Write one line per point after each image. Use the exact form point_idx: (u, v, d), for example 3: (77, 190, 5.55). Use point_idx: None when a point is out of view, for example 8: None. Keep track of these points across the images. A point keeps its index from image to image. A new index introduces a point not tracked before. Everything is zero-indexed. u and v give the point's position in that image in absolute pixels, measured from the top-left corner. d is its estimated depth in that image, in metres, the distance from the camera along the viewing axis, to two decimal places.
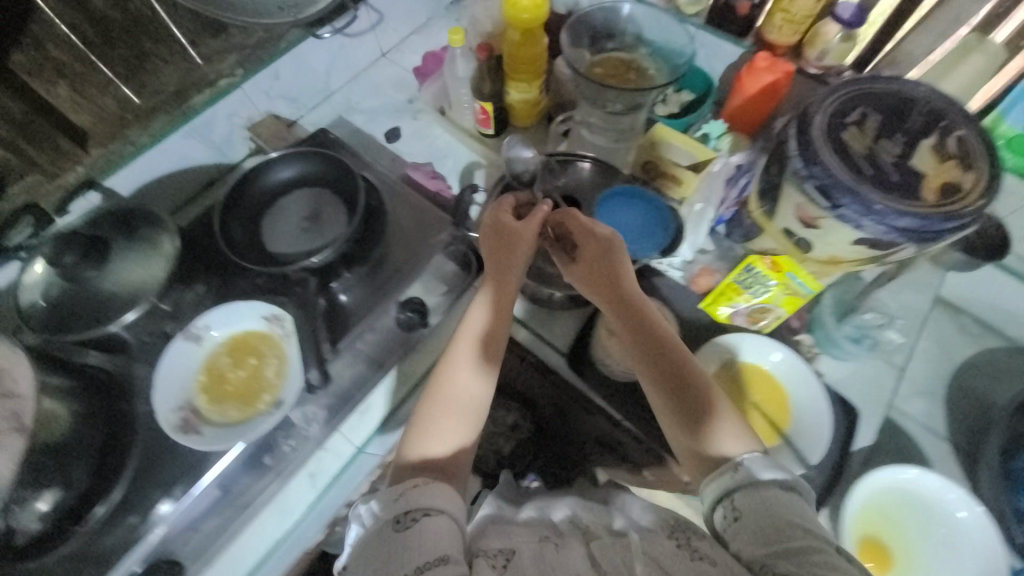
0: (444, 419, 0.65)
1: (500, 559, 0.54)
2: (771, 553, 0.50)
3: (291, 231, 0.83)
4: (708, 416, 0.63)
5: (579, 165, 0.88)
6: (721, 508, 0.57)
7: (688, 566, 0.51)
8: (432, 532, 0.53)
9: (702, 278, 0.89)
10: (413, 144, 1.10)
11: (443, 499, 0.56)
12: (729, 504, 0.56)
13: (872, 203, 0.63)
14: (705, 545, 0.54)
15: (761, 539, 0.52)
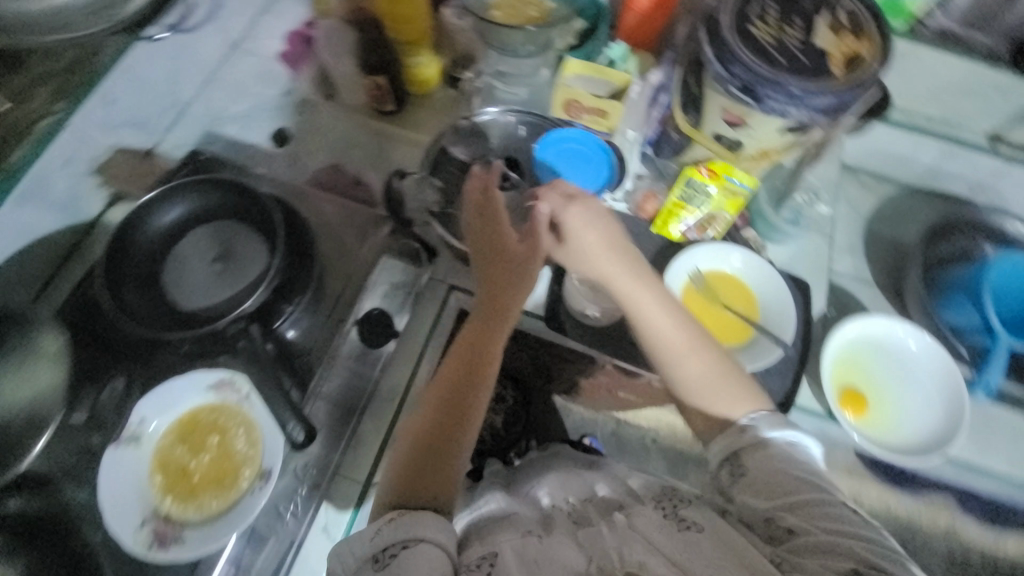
0: (435, 445, 0.61)
1: (484, 567, 0.54)
2: (784, 507, 0.54)
3: (203, 279, 0.69)
4: (723, 388, 0.64)
5: (501, 120, 0.81)
6: (726, 465, 0.60)
7: (679, 539, 0.53)
8: (414, 563, 0.50)
9: (647, 203, 0.90)
10: (304, 143, 0.95)
11: (429, 529, 0.53)
12: (735, 460, 0.60)
13: (793, 90, 0.66)
14: (691, 512, 0.56)
15: (768, 494, 0.55)
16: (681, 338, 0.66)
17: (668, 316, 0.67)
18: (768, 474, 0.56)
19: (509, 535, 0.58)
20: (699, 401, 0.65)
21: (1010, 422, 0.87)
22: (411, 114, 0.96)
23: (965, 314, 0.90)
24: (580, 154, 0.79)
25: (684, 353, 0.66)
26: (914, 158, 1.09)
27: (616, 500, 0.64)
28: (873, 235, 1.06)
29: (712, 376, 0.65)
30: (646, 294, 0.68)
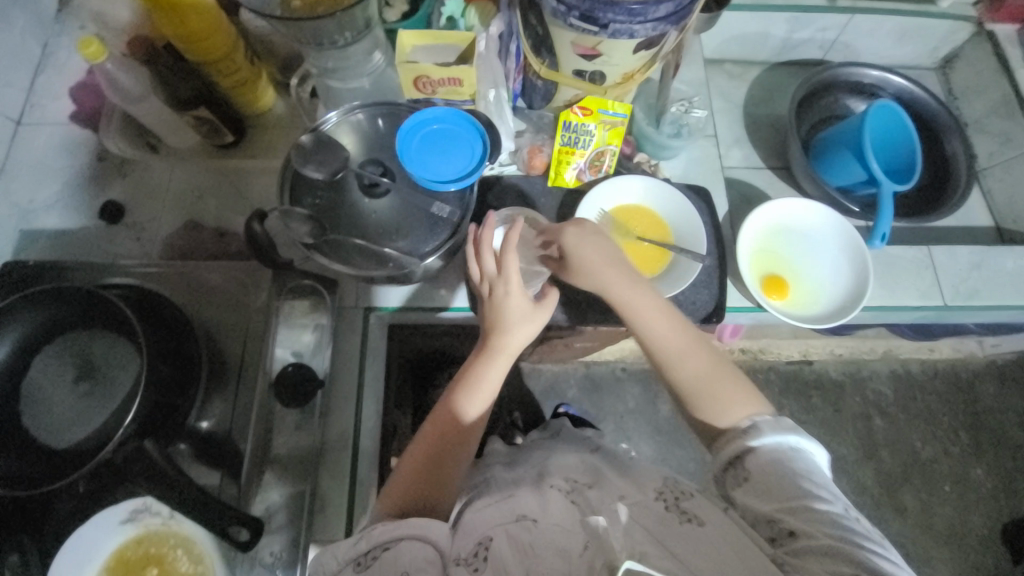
0: (436, 473, 0.59)
1: (478, 557, 0.53)
2: (786, 511, 0.49)
3: (75, 404, 0.60)
4: (722, 390, 0.60)
5: (350, 119, 0.71)
6: (730, 470, 0.55)
7: (678, 530, 0.50)
8: (403, 560, 0.47)
9: (535, 157, 0.87)
10: (145, 208, 0.83)
11: (415, 530, 0.49)
12: (739, 465, 0.54)
13: (631, 6, 0.62)
14: (693, 505, 0.54)
15: (771, 498, 0.50)
16: (676, 342, 0.64)
17: (665, 323, 0.65)
18: (772, 477, 0.51)
19: (501, 519, 0.57)
20: (695, 402, 0.61)
21: (913, 253, 0.93)
22: (261, 142, 0.86)
23: (849, 172, 0.93)
24: (445, 137, 0.71)
25: (681, 354, 0.63)
26: (767, 34, 1.11)
27: (617, 489, 0.59)
28: (752, 120, 1.10)
29: (702, 381, 0.61)
30: (651, 300, 0.66)
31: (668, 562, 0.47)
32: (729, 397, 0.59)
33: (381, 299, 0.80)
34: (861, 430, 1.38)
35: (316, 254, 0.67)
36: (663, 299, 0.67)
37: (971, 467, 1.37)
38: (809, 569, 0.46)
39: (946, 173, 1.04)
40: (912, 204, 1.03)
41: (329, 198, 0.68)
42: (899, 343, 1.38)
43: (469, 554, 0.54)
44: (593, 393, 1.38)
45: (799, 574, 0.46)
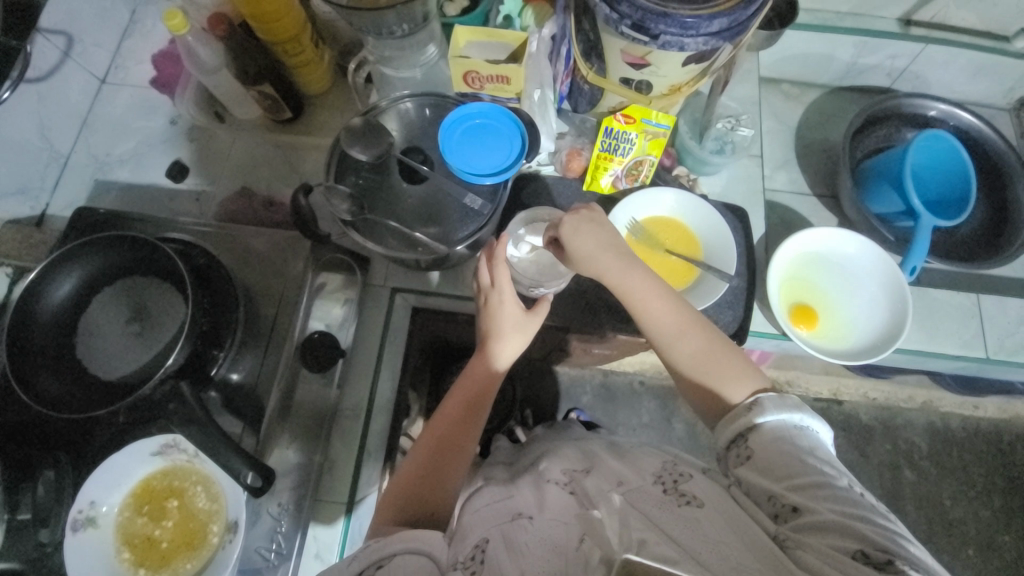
0: (434, 475, 0.62)
1: (474, 561, 0.52)
2: (792, 487, 0.50)
3: (119, 342, 0.67)
4: (725, 368, 0.62)
5: (399, 109, 0.75)
6: (733, 448, 0.57)
7: (678, 512, 0.51)
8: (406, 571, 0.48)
9: (573, 160, 0.88)
10: (206, 172, 0.89)
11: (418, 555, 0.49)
12: (742, 442, 0.56)
13: (684, 20, 0.63)
14: (692, 488, 0.54)
15: (774, 475, 0.52)
16: (676, 326, 0.65)
17: (664, 308, 0.65)
18: (776, 455, 0.52)
19: (496, 520, 0.58)
20: (701, 384, 0.62)
21: (962, 301, 0.88)
22: (317, 121, 0.91)
23: (888, 202, 0.91)
24: (486, 132, 0.73)
25: (684, 337, 0.64)
26: (829, 57, 1.08)
27: (612, 472, 0.61)
28: (801, 146, 1.07)
29: (701, 364, 0.62)
30: (647, 284, 0.66)
31: (667, 548, 0.47)
32: (729, 377, 0.61)
33: (410, 281, 0.84)
34: (887, 478, 1.32)
35: (352, 231, 0.70)
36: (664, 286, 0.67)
37: (1003, 535, 1.28)
38: (809, 542, 0.47)
39: (1010, 220, 0.98)
40: (966, 248, 0.98)
41: (374, 177, 0.71)
42: (939, 394, 1.31)
43: (466, 557, 0.53)
44: (607, 401, 1.38)
45: (801, 549, 0.46)
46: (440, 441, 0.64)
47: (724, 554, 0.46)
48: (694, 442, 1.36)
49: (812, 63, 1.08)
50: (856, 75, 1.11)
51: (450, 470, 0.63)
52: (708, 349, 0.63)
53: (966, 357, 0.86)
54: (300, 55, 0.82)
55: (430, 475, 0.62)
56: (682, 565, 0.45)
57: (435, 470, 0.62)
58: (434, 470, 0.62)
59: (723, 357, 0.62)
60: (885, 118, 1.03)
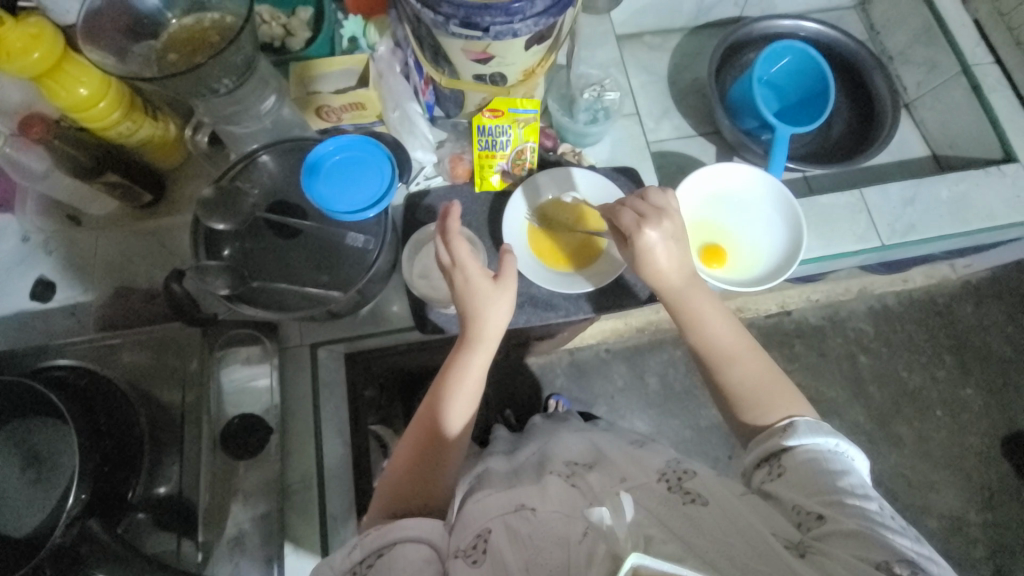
0: (427, 471, 0.64)
1: (477, 550, 0.55)
2: (822, 502, 0.54)
3: (16, 495, 0.60)
4: (768, 397, 0.65)
5: (256, 164, 0.70)
6: (765, 466, 0.60)
7: (682, 511, 0.53)
8: (403, 560, 0.53)
9: (457, 165, 0.87)
10: (78, 282, 0.82)
11: (422, 535, 0.55)
12: (774, 461, 0.60)
13: (507, 6, 0.62)
14: (695, 484, 0.57)
15: (803, 491, 0.55)
16: (730, 346, 0.69)
17: (718, 324, 0.70)
18: (805, 473, 0.56)
19: (500, 510, 0.59)
20: (745, 392, 0.66)
21: (851, 199, 0.93)
22: (183, 196, 0.86)
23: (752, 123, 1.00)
24: (354, 164, 0.71)
25: (737, 360, 0.68)
26: (677, 1, 1.10)
27: (618, 471, 0.63)
28: (674, 92, 1.10)
29: (761, 384, 0.66)
30: (708, 302, 0.71)
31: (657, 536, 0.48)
32: (777, 399, 0.65)
33: (326, 332, 0.81)
34: (849, 370, 1.39)
35: (240, 304, 0.65)
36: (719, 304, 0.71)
37: (958, 388, 1.39)
38: (833, 551, 0.50)
39: (874, 110, 1.05)
40: (842, 148, 1.04)
41: (248, 244, 0.68)
42: (872, 279, 1.39)
43: (467, 547, 0.56)
44: (579, 378, 1.39)
45: (824, 556, 0.50)
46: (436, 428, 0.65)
47: (732, 557, 0.48)
48: (667, 394, 1.39)
49: (662, 11, 1.11)
50: (706, 13, 1.15)
51: (447, 457, 0.65)
52: (750, 374, 0.67)
53: (866, 249, 0.91)
54: (135, 133, 0.76)
55: (430, 470, 0.64)
56: (690, 563, 0.47)
57: (434, 466, 0.64)
58: (434, 465, 0.64)
59: (770, 389, 0.66)
60: (741, 47, 1.07)
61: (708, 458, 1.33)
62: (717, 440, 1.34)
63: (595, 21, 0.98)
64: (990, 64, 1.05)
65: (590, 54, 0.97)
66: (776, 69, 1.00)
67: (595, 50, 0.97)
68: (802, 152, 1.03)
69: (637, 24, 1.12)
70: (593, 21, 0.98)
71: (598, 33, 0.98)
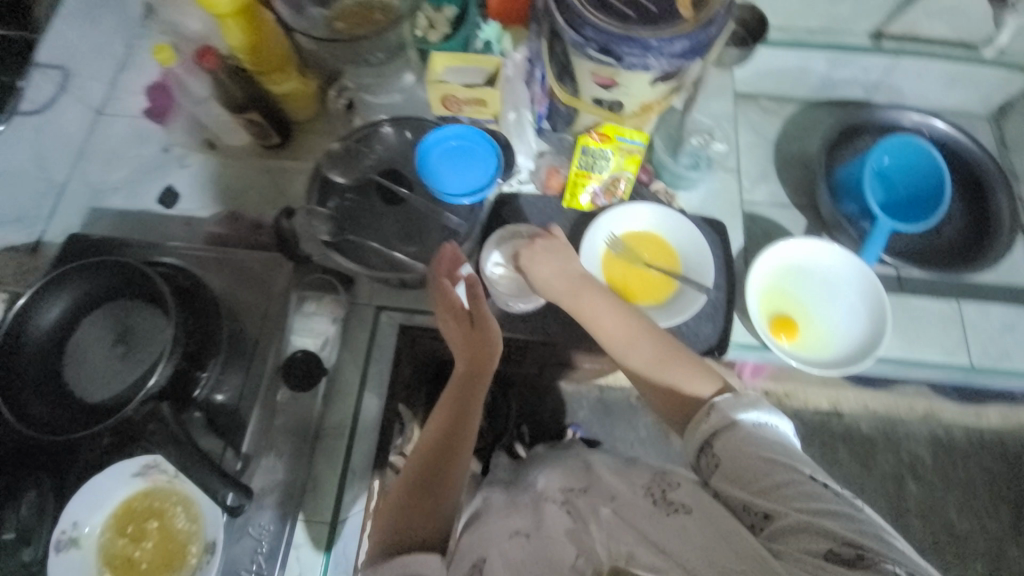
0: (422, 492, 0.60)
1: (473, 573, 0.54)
2: (758, 491, 0.51)
3: (107, 364, 0.68)
4: (681, 370, 0.63)
5: (379, 133, 0.77)
6: (701, 456, 0.57)
7: (665, 522, 0.54)
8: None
9: (552, 177, 0.91)
10: (198, 196, 0.92)
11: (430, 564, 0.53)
12: (709, 449, 0.56)
13: (647, 41, 0.65)
14: (680, 496, 0.57)
15: (745, 484, 0.52)
16: (624, 337, 0.67)
17: (609, 317, 0.69)
18: (740, 458, 0.53)
19: (502, 542, 0.58)
20: (665, 394, 0.64)
21: (944, 310, 0.88)
22: (304, 145, 0.94)
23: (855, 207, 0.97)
24: (464, 153, 0.76)
25: (632, 343, 0.67)
26: (803, 72, 1.10)
27: (608, 488, 0.64)
28: (779, 158, 1.09)
29: (663, 369, 0.64)
30: (599, 304, 0.69)
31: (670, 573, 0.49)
32: (690, 379, 0.62)
33: (393, 298, 0.86)
34: (891, 490, 1.29)
35: (334, 252, 0.71)
36: (618, 301, 0.70)
37: (1012, 547, 1.26)
38: (788, 546, 0.47)
39: (991, 225, 0.99)
40: (947, 256, 0.98)
41: (355, 200, 0.73)
42: (942, 400, 1.29)
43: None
44: (604, 416, 1.38)
45: (780, 559, 0.46)
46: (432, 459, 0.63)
47: (711, 562, 0.48)
48: (690, 456, 1.34)
49: (786, 78, 1.11)
50: (830, 89, 1.13)
51: (448, 489, 0.61)
52: (672, 366, 0.64)
53: (949, 365, 0.86)
54: (284, 81, 0.86)
55: (426, 499, 0.60)
56: (670, 574, 0.49)
57: (430, 494, 0.61)
58: (432, 495, 0.60)
59: (681, 374, 0.63)
60: (860, 130, 1.05)
61: None
62: None
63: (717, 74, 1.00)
64: None
65: (705, 103, 0.98)
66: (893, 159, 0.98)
67: (711, 101, 0.98)
68: (902, 249, 0.98)
69: (757, 86, 1.13)
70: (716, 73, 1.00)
71: (718, 85, 0.99)
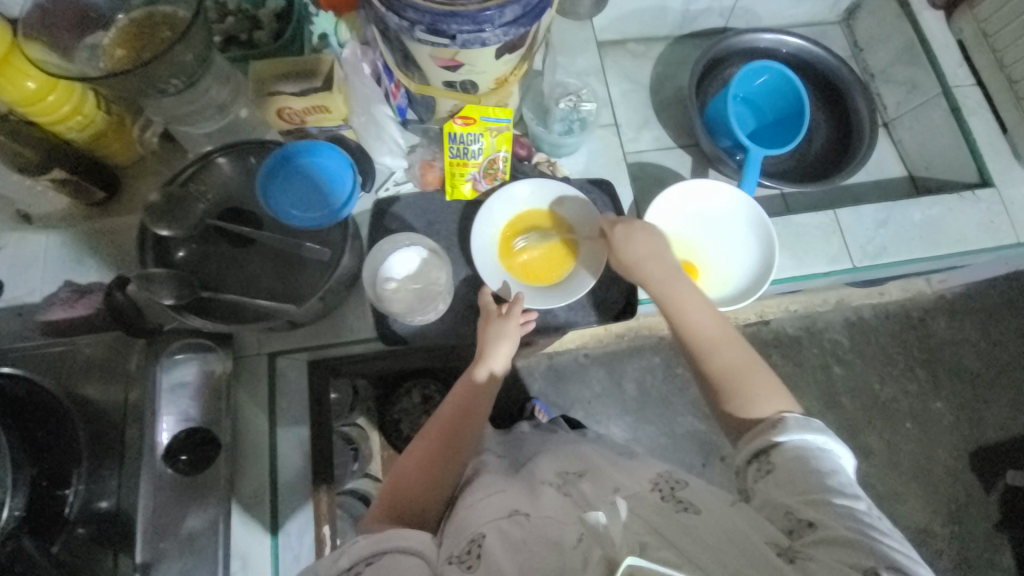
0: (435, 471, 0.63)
1: (472, 555, 0.49)
2: (809, 501, 0.50)
3: None
4: (754, 383, 0.62)
5: (210, 168, 0.67)
6: (753, 463, 0.56)
7: (676, 519, 0.50)
8: (397, 568, 0.47)
9: (428, 172, 0.84)
10: (25, 280, 0.78)
11: (420, 540, 0.50)
12: (763, 458, 0.55)
13: (473, 15, 0.59)
14: (689, 495, 0.54)
15: (790, 488, 0.51)
16: (713, 335, 0.66)
17: (701, 314, 0.68)
18: (794, 470, 0.52)
19: (492, 515, 0.54)
20: (732, 404, 0.61)
21: (823, 220, 0.93)
22: (140, 193, 0.82)
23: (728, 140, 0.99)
24: (311, 174, 0.68)
25: (716, 348, 0.65)
26: (662, 10, 1.08)
27: (610, 480, 0.60)
28: (654, 103, 1.09)
29: (738, 374, 0.63)
30: (691, 291, 0.69)
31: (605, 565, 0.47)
32: (756, 393, 0.61)
33: (286, 340, 0.79)
34: (823, 380, 1.39)
35: (189, 316, 0.62)
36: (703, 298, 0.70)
37: (931, 403, 1.39)
38: (822, 559, 0.46)
39: (852, 129, 1.04)
40: (818, 167, 1.04)
41: (200, 253, 0.66)
42: (849, 291, 1.38)
43: (460, 552, 0.51)
44: (558, 382, 1.31)
45: (811, 563, 0.46)
46: (438, 457, 0.64)
47: (724, 562, 0.45)
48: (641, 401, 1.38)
49: (645, 20, 1.09)
50: (689, 23, 1.13)
51: (438, 487, 0.62)
52: (730, 366, 0.64)
53: (836, 270, 0.91)
54: (85, 131, 0.73)
55: (417, 503, 0.61)
56: (685, 570, 0.43)
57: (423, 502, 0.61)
58: (425, 502, 0.61)
59: (740, 382, 0.62)
60: (722, 60, 1.06)
61: (681, 464, 1.28)
62: (693, 447, 1.29)
63: (574, 30, 0.96)
64: (971, 86, 1.05)
65: (569, 63, 0.95)
66: (750, 89, 1.00)
67: (574, 59, 0.95)
68: (777, 170, 1.03)
69: (619, 33, 1.11)
70: (573, 29, 0.96)
71: (577, 42, 0.96)
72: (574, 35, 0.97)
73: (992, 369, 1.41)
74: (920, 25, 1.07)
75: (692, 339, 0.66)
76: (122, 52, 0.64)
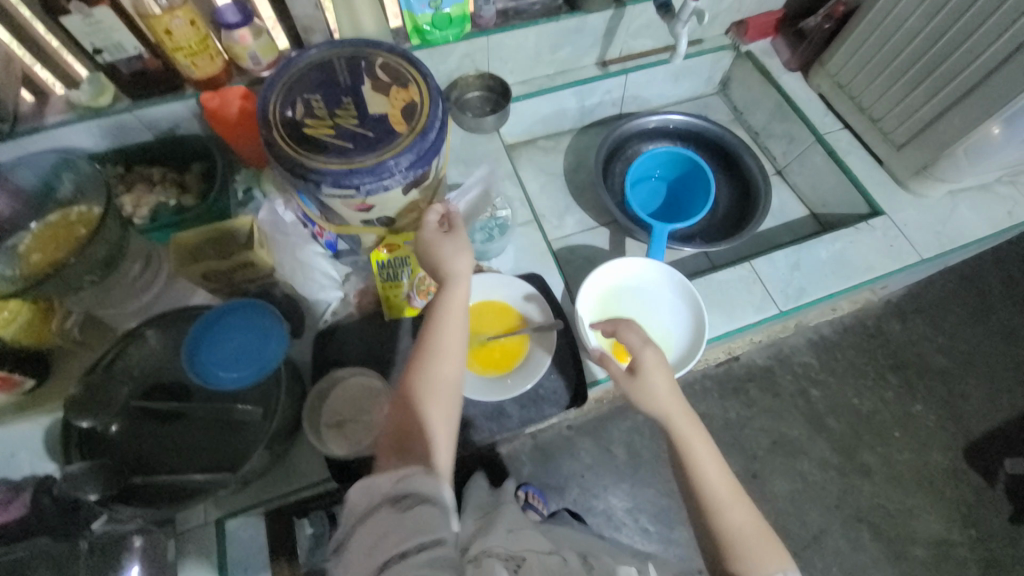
0: (420, 410, 0.62)
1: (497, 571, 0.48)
2: None
3: None
4: (759, 550, 0.61)
5: (137, 346, 0.68)
6: None
7: None
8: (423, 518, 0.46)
9: (365, 298, 0.87)
10: None
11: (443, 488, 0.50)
12: None
13: (370, 168, 0.65)
14: None
15: None
16: (724, 493, 0.65)
17: (712, 469, 0.66)
18: None
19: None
20: (737, 562, 0.60)
21: (744, 269, 0.99)
22: (76, 369, 0.81)
23: None
24: (238, 327, 0.68)
25: (729, 506, 0.64)
26: (561, 111, 1.21)
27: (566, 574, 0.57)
28: (573, 188, 1.19)
29: (747, 537, 0.62)
30: (707, 445, 0.68)
31: None
32: (765, 558, 0.60)
33: (238, 496, 0.76)
34: (804, 407, 1.39)
35: (114, 506, 0.60)
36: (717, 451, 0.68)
37: (911, 406, 1.40)
38: None
39: (749, 182, 1.16)
40: (733, 220, 1.14)
41: (128, 435, 0.65)
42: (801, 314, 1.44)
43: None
44: (546, 463, 1.27)
45: None
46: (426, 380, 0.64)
47: None
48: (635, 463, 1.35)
49: (547, 121, 1.22)
50: (586, 116, 1.26)
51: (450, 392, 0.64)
52: (741, 523, 0.63)
53: (764, 315, 0.96)
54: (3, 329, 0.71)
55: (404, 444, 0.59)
56: None
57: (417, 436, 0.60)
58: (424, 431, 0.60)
59: (749, 543, 0.61)
60: (621, 143, 1.18)
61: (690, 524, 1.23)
62: None
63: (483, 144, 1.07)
64: (840, 130, 1.19)
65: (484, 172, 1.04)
66: (657, 172, 1.15)
67: (488, 168, 1.05)
68: (699, 232, 1.13)
69: (528, 135, 1.23)
70: (482, 143, 1.07)
71: (488, 153, 1.06)
72: (485, 147, 1.07)
73: (955, 362, 1.45)
74: (783, 87, 1.22)
75: (708, 496, 0.64)
76: (45, 255, 0.68)
